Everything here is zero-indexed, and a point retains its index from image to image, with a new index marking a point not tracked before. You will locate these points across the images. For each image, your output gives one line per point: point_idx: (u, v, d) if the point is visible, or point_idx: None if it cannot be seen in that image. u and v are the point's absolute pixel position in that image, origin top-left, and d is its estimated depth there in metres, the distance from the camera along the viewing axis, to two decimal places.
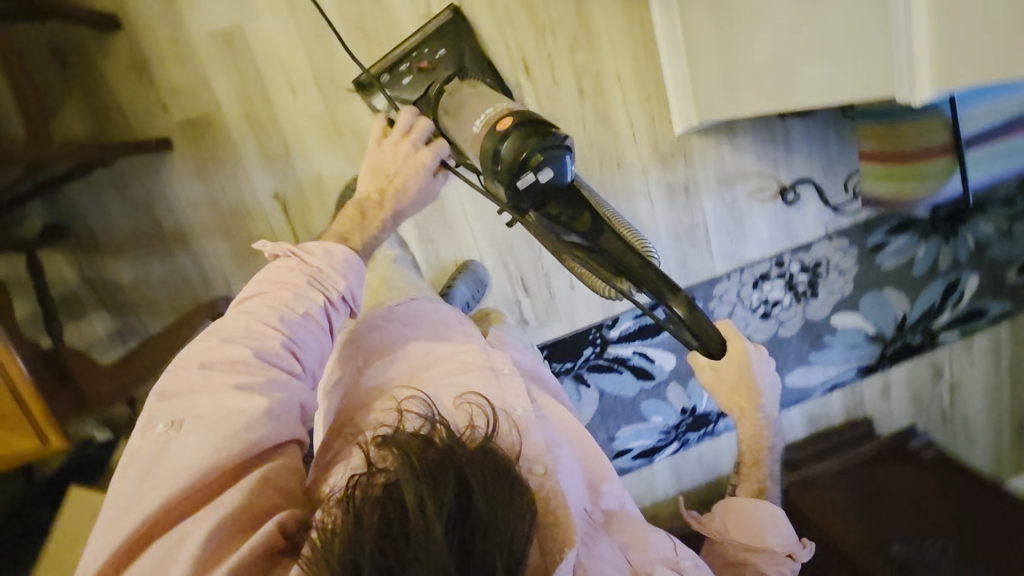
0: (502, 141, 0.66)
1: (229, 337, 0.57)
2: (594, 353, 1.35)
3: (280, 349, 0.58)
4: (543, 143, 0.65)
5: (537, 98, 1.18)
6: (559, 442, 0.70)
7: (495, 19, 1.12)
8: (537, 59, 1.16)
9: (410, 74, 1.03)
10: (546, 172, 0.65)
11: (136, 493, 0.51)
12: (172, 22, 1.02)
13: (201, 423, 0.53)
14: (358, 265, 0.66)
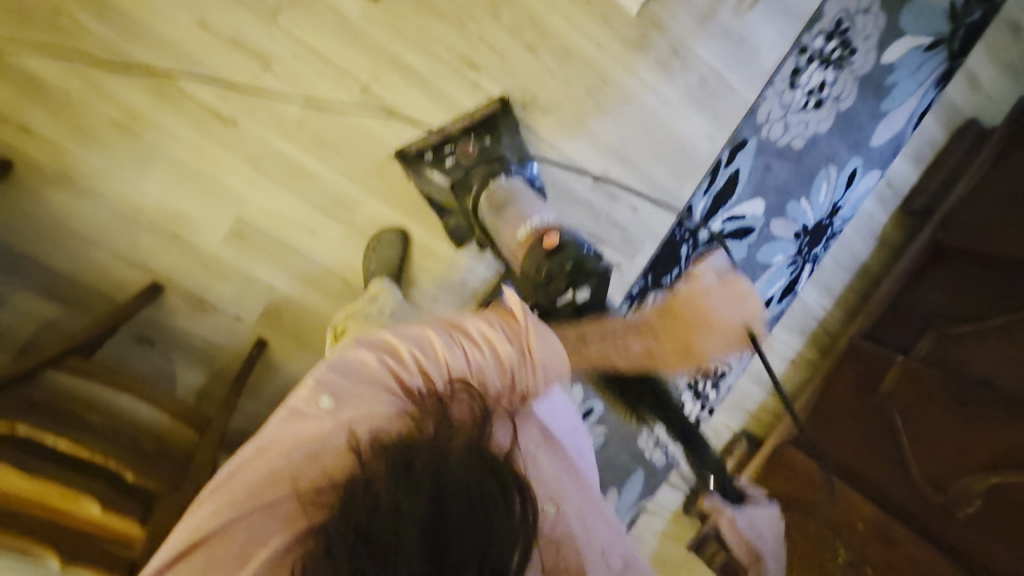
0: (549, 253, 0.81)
1: (401, 338, 0.62)
2: (691, 247, 1.36)
3: (412, 367, 0.60)
4: (577, 263, 0.78)
5: (498, 81, 1.14)
6: (597, 491, 0.72)
7: (416, 45, 1.09)
8: (474, 49, 1.11)
9: (453, 159, 1.13)
10: (581, 290, 0.76)
11: (261, 460, 0.59)
12: (191, 253, 1.09)
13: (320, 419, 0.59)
14: (550, 344, 0.61)
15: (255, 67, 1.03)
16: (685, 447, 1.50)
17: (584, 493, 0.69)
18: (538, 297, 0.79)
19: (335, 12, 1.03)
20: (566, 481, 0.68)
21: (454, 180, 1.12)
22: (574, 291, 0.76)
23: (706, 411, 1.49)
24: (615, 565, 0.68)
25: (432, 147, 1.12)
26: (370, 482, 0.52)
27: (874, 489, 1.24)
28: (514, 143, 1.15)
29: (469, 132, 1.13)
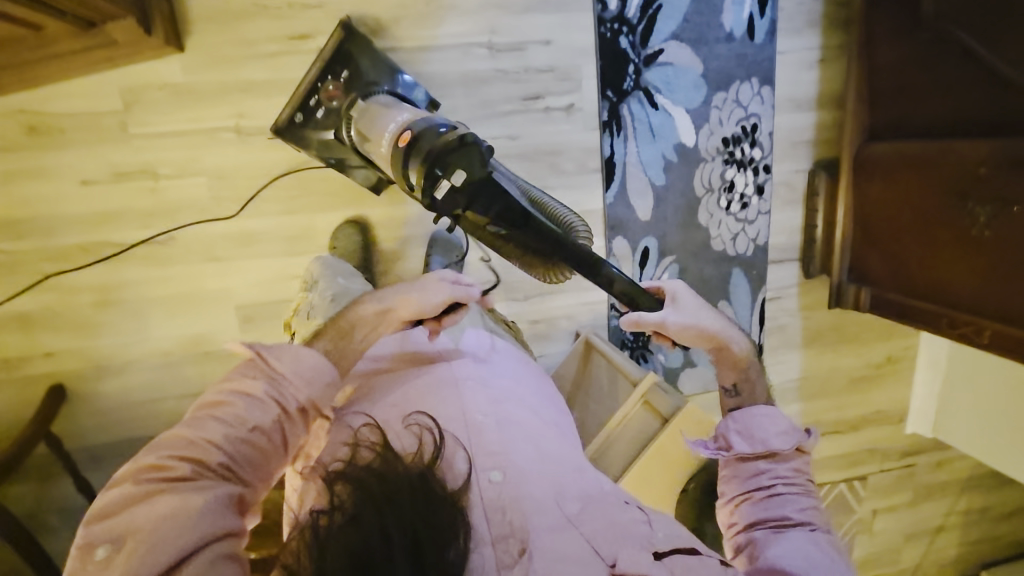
0: (411, 149, 0.74)
1: (180, 446, 0.49)
2: (630, 32, 1.18)
3: (226, 447, 0.50)
4: (440, 145, 0.71)
5: (335, 30, 1.06)
6: (535, 438, 0.64)
7: (244, 59, 1.05)
8: (291, 20, 1.05)
9: (322, 108, 1.03)
10: (457, 174, 0.68)
11: None
12: (227, 357, 1.17)
13: (168, 506, 0.46)
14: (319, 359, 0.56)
15: (148, 182, 1.07)
16: (766, 219, 1.36)
17: (523, 447, 0.62)
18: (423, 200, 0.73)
19: (164, 87, 1.03)
20: (494, 445, 0.61)
21: (333, 128, 1.03)
22: (450, 178, 0.69)
23: (762, 173, 1.33)
24: (574, 506, 0.58)
25: (298, 109, 1.04)
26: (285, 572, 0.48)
27: (982, 125, 0.99)
28: (376, 61, 1.03)
29: (325, 75, 1.02)
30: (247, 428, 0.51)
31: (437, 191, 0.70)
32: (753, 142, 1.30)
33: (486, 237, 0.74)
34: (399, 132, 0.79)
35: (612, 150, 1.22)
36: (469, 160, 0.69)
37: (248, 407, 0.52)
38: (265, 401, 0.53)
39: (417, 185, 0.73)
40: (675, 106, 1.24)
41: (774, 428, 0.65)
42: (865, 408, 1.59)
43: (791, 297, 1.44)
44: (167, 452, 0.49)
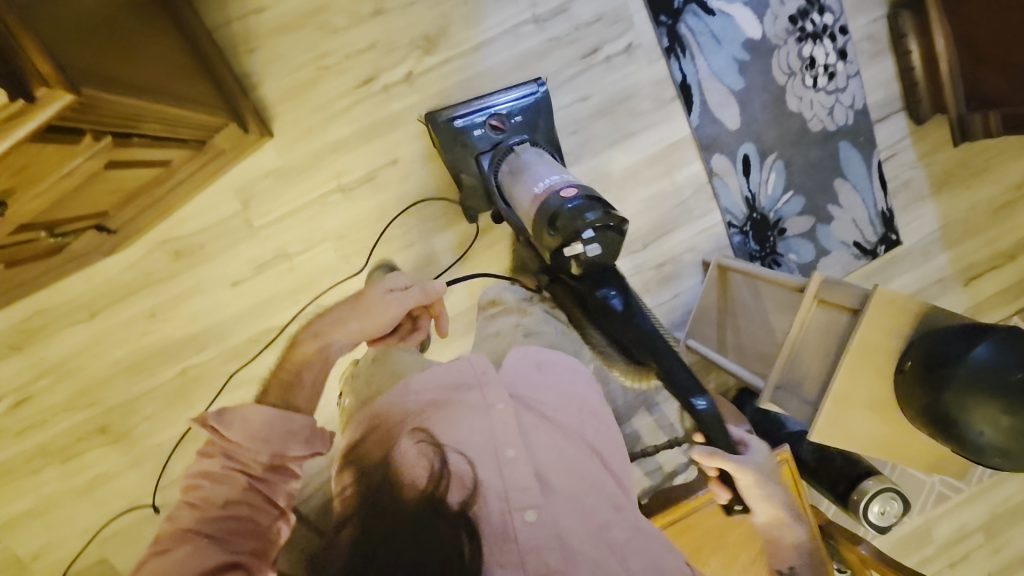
0: (568, 206, 0.78)
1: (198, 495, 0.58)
2: None
3: (235, 495, 0.58)
4: (598, 220, 0.76)
5: (394, 63, 1.09)
6: (569, 470, 0.67)
7: (326, 123, 1.10)
8: (354, 69, 1.08)
9: (484, 130, 1.06)
10: (593, 250, 0.77)
11: None
12: None
13: (163, 569, 0.54)
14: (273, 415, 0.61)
15: (284, 264, 1.15)
16: (857, 81, 1.29)
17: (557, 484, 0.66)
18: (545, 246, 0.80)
19: (270, 175, 1.10)
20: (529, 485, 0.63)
21: (482, 149, 1.06)
22: (586, 250, 0.77)
23: (840, 35, 1.25)
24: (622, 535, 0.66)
25: (464, 118, 1.06)
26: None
27: None
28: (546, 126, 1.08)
29: (498, 110, 1.06)
30: (221, 503, 0.57)
31: (568, 251, 0.77)
32: (821, 8, 1.23)
33: (583, 295, 0.84)
34: (554, 187, 0.83)
35: (683, 73, 1.20)
36: (598, 269, 0.82)
37: (217, 485, 0.58)
38: (232, 474, 0.59)
39: (548, 240, 0.79)
40: (731, 5, 1.19)
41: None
42: (1018, 233, 1.49)
43: (906, 149, 1.36)
44: (194, 500, 0.57)
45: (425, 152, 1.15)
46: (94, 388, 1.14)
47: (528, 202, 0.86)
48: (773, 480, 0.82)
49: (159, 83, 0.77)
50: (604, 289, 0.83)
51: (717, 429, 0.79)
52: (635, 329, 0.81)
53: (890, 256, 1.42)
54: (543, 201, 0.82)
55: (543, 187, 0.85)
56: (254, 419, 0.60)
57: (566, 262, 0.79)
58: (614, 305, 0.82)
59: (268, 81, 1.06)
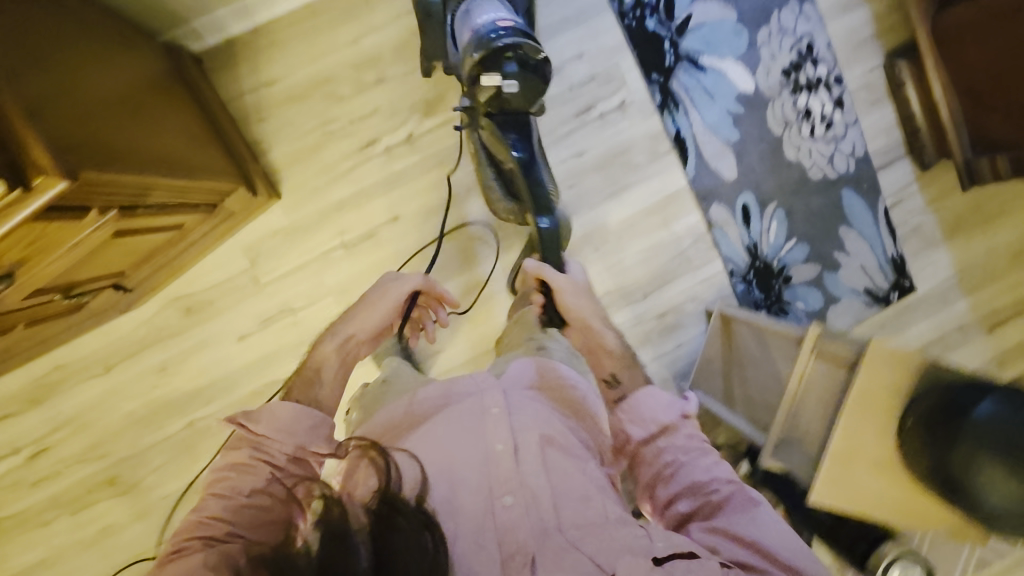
0: (506, 36, 0.78)
1: (218, 496, 0.60)
2: (654, 12, 1.18)
3: (250, 491, 0.60)
4: (522, 59, 0.80)
5: (394, 126, 1.15)
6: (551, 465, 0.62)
7: (331, 183, 1.15)
8: (357, 133, 1.14)
9: None
10: (511, 85, 0.82)
11: None
12: None
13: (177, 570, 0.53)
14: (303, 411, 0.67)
15: (289, 317, 1.18)
16: (856, 129, 1.28)
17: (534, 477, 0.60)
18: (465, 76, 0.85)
19: (276, 234, 1.15)
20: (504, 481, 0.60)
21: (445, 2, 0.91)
22: (502, 81, 0.81)
23: (835, 86, 1.26)
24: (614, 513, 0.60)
25: None
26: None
27: None
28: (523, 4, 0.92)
29: None
30: (243, 493, 0.60)
31: (488, 77, 0.80)
32: (814, 60, 1.24)
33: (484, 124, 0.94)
34: (491, 17, 0.81)
35: (677, 126, 1.22)
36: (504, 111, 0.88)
37: (241, 477, 0.61)
38: (254, 463, 0.62)
39: (468, 56, 0.82)
40: (723, 61, 1.21)
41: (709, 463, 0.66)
42: None
43: (913, 195, 1.34)
44: (212, 506, 0.59)
45: (425, 209, 1.18)
46: (104, 441, 1.18)
47: (467, 21, 0.84)
48: (589, 298, 0.94)
49: (171, 152, 0.81)
50: (510, 131, 0.92)
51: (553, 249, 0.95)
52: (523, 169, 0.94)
53: (904, 302, 1.38)
54: (472, 31, 0.81)
55: (483, 19, 0.81)
56: (278, 413, 0.65)
57: (480, 91, 0.83)
58: (507, 142, 0.93)
59: (276, 146, 1.12)
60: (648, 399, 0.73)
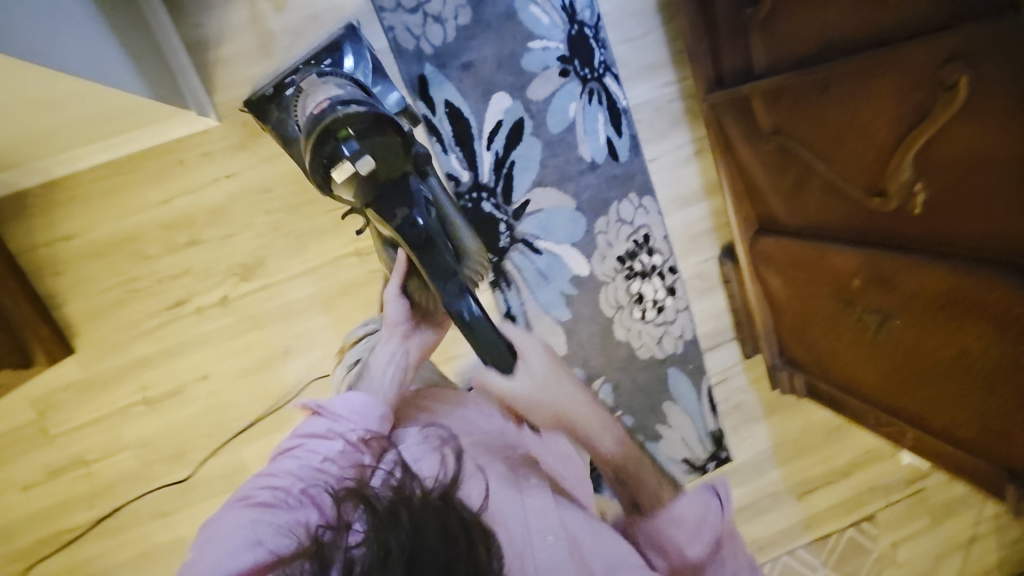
0: (340, 114, 0.78)
1: (304, 432, 0.82)
2: (490, 195, 1.17)
3: (319, 463, 0.79)
4: (360, 125, 0.77)
5: (207, 288, 1.10)
6: (528, 496, 0.90)
7: (135, 339, 1.10)
8: (165, 292, 1.09)
9: (294, 88, 0.91)
10: (364, 161, 0.76)
11: (203, 553, 0.72)
12: None
13: (260, 511, 0.74)
14: (355, 399, 0.84)
15: (82, 469, 1.13)
16: (686, 314, 1.33)
17: (526, 503, 0.89)
18: (318, 179, 0.81)
19: (69, 387, 1.10)
20: (506, 519, 0.86)
21: (280, 123, 0.93)
22: (358, 161, 0.76)
23: (668, 274, 1.30)
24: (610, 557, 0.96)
25: (274, 82, 0.92)
26: (355, 547, 0.73)
27: (840, 230, 0.94)
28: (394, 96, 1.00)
29: (309, 61, 0.93)
30: (325, 452, 0.80)
31: (343, 167, 0.77)
32: (650, 250, 1.28)
33: (377, 220, 0.84)
34: (317, 105, 0.82)
35: (508, 305, 1.22)
36: (378, 186, 0.78)
37: (321, 442, 0.81)
38: (333, 435, 0.82)
39: (310, 163, 0.81)
40: (559, 245, 1.23)
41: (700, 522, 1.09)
42: (851, 452, 1.54)
43: (737, 374, 1.41)
44: (282, 467, 0.79)
45: (238, 369, 1.15)
46: None
47: (302, 120, 0.85)
48: (552, 393, 1.04)
49: None
50: (395, 212, 0.80)
51: (479, 330, 0.87)
52: (425, 263, 0.82)
53: (722, 470, 1.46)
54: (313, 114, 0.81)
55: (316, 104, 0.83)
56: (349, 400, 0.84)
57: (340, 184, 0.79)
58: (400, 226, 0.80)
59: (72, 301, 1.06)
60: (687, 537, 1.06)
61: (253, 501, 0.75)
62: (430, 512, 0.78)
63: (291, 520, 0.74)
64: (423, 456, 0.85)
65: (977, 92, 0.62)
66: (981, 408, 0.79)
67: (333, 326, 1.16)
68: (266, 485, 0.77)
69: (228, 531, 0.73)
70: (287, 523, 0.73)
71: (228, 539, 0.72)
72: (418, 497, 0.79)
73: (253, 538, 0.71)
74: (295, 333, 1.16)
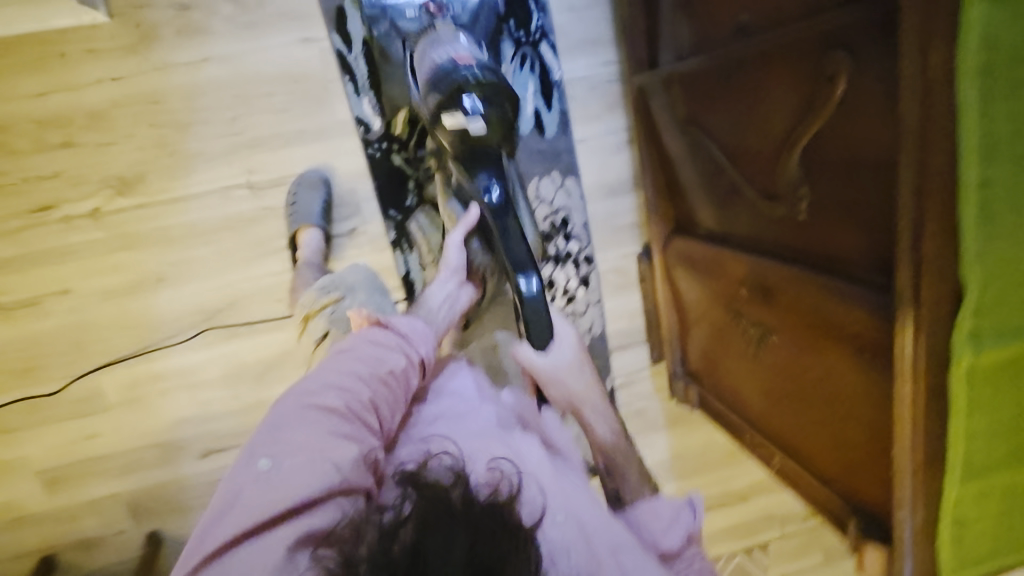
0: (464, 74, 0.80)
1: (334, 366, 0.63)
2: (402, 148, 1.09)
3: (363, 401, 0.60)
4: (485, 93, 0.79)
5: (78, 197, 1.02)
6: (582, 510, 0.66)
7: None
8: (29, 194, 1.01)
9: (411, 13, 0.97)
10: (476, 122, 0.78)
11: (215, 526, 0.51)
12: (41, 522, 1.16)
13: (287, 453, 0.54)
14: (416, 326, 0.72)
15: None
16: (597, 308, 1.27)
17: (555, 490, 0.65)
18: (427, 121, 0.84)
19: None
20: (566, 518, 0.62)
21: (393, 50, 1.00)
22: (468, 120, 0.78)
23: (583, 264, 1.24)
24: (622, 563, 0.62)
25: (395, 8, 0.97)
26: (386, 515, 0.50)
27: (737, 236, 0.89)
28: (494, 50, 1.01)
29: None
30: (383, 367, 0.65)
31: (452, 120, 0.79)
32: (567, 235, 1.22)
33: (460, 170, 0.86)
34: (449, 50, 0.86)
35: (407, 267, 1.13)
36: (474, 147, 0.82)
37: (385, 351, 0.67)
38: (393, 343, 0.68)
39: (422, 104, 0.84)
40: None
41: (667, 517, 0.74)
42: (751, 477, 1.50)
43: (642, 380, 1.36)
44: (324, 388, 0.60)
45: (104, 289, 1.07)
46: None
47: (422, 61, 0.88)
48: (575, 379, 0.83)
49: None
50: (477, 170, 0.83)
51: (539, 329, 0.79)
52: (500, 224, 0.82)
53: None
54: (433, 68, 0.83)
55: (442, 50, 0.85)
56: (411, 322, 0.73)
57: (442, 130, 0.81)
58: (483, 183, 0.83)
59: None
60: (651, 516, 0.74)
61: (320, 407, 0.58)
62: (494, 505, 0.53)
63: (355, 448, 0.56)
64: (497, 463, 0.62)
65: (858, 85, 0.57)
66: (844, 440, 0.73)
67: (214, 259, 1.09)
68: (325, 400, 0.59)
69: (302, 445, 0.54)
70: (321, 465, 0.53)
71: (292, 463, 0.53)
72: (488, 499, 0.53)
73: (322, 459, 0.53)
74: (172, 261, 1.08)
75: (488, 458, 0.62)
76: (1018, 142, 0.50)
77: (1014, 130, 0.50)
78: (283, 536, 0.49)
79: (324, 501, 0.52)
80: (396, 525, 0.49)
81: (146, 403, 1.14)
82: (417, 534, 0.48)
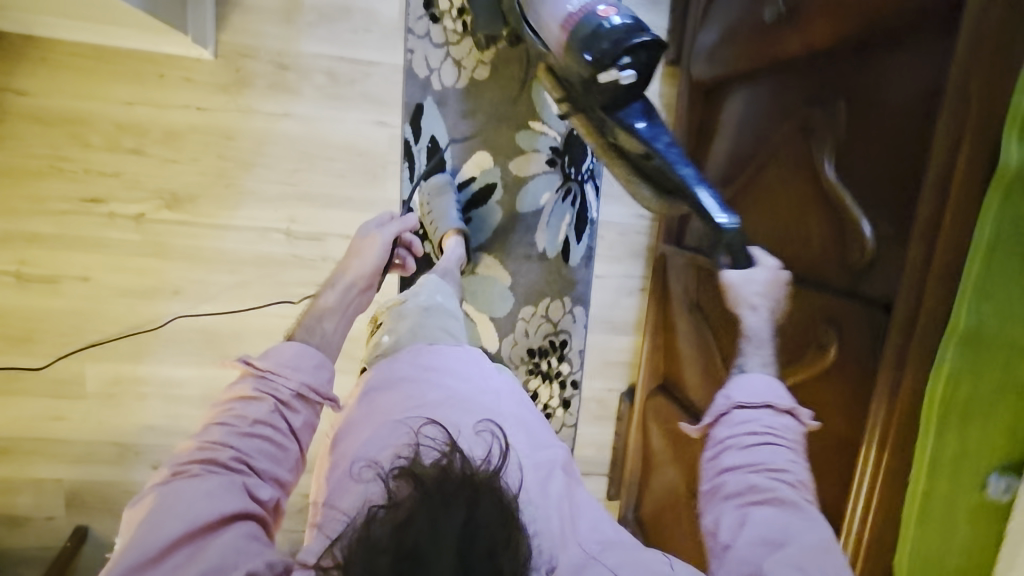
0: (614, 25, 0.79)
1: (197, 433, 0.59)
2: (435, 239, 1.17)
3: (228, 460, 0.56)
4: (646, 53, 0.80)
5: (129, 199, 1.08)
6: (571, 498, 0.67)
7: (32, 213, 1.07)
8: (85, 184, 1.07)
9: None
10: (626, 76, 0.80)
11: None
12: None
13: (140, 522, 0.52)
14: (302, 351, 0.66)
15: None
16: (570, 431, 1.31)
17: (533, 478, 0.66)
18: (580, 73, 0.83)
19: None
20: (552, 518, 0.62)
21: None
22: (618, 74, 0.80)
23: (569, 387, 1.29)
24: (598, 546, 0.62)
25: None
26: (382, 508, 0.52)
27: None
28: None
29: None
30: (252, 424, 0.59)
31: (604, 75, 0.80)
32: (561, 356, 1.27)
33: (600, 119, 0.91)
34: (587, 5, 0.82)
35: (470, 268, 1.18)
36: (626, 92, 0.84)
37: (248, 405, 0.60)
38: (262, 396, 0.61)
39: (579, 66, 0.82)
40: (479, 313, 1.22)
41: (762, 388, 0.65)
42: None
43: None
44: (184, 458, 0.56)
45: (121, 286, 1.12)
46: None
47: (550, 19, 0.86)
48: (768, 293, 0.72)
49: None
50: (624, 107, 0.87)
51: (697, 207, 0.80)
52: (657, 175, 0.86)
53: None
54: (575, 23, 0.82)
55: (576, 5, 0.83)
56: (294, 355, 0.65)
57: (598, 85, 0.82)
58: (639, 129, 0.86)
59: None
60: (739, 389, 0.66)
61: (183, 470, 0.55)
62: (448, 482, 0.53)
63: (233, 495, 0.54)
64: (475, 442, 0.65)
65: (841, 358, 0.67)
66: None
67: (232, 288, 1.14)
68: (192, 460, 0.56)
69: (181, 501, 0.53)
70: (202, 500, 0.53)
71: (163, 509, 0.53)
72: (461, 472, 0.54)
73: (191, 509, 0.52)
74: (192, 278, 1.13)
75: (475, 426, 0.66)
76: (959, 463, 0.58)
77: (955, 454, 0.58)
78: (196, 556, 0.51)
79: (229, 523, 0.53)
80: (387, 509, 0.52)
81: (121, 400, 1.16)
82: (421, 510, 0.51)
